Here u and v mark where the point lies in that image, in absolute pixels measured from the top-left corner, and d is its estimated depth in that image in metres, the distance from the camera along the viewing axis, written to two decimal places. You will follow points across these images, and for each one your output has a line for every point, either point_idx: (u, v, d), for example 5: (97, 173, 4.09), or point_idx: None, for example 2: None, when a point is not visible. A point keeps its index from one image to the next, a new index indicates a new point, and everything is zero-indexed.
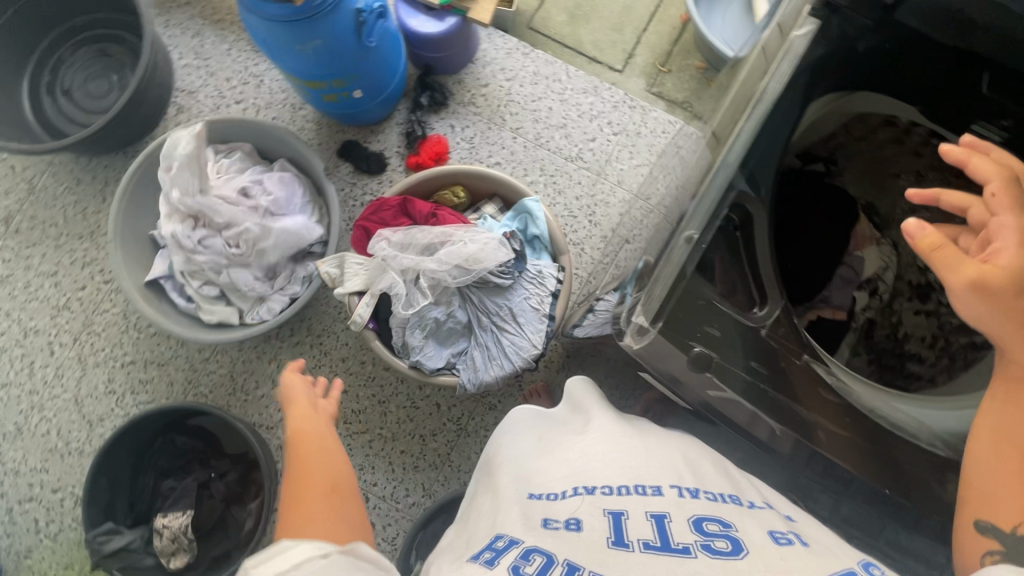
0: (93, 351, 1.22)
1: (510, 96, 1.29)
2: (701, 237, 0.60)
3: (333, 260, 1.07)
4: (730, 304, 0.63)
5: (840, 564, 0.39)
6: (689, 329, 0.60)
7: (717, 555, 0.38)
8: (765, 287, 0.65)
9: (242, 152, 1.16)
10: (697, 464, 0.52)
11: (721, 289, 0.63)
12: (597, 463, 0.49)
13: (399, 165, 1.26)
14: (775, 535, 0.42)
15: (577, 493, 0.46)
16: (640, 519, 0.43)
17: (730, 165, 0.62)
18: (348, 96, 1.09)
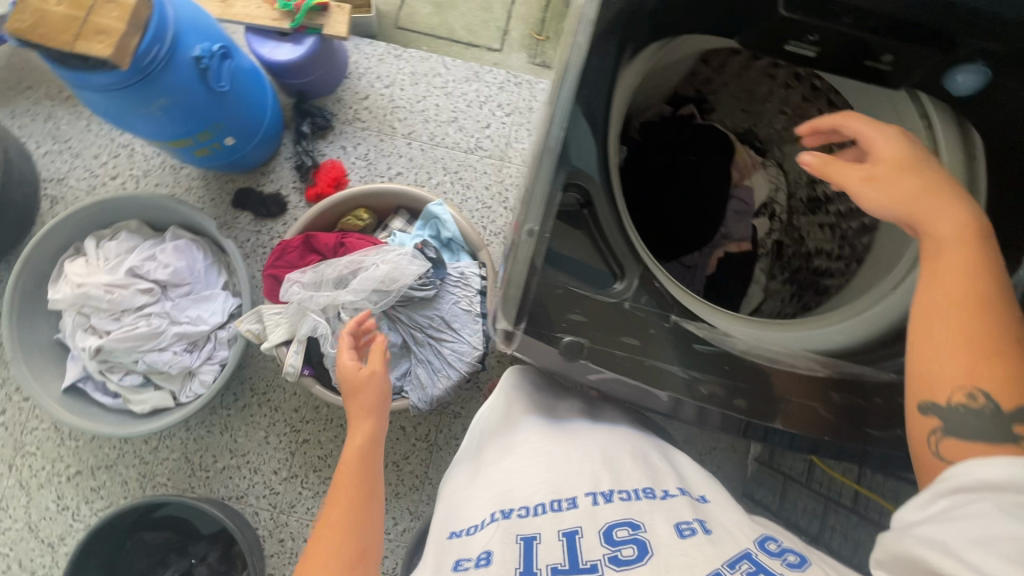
0: (33, 473, 1.16)
1: (394, 103, 1.26)
2: (544, 229, 0.48)
3: (252, 316, 1.03)
4: (588, 285, 0.52)
5: (738, 549, 0.45)
6: (551, 320, 0.50)
7: (622, 565, 0.44)
8: (621, 259, 0.52)
9: (128, 231, 1.10)
10: (616, 457, 0.56)
11: (579, 272, 0.52)
12: (523, 487, 0.54)
13: (299, 200, 1.22)
14: (680, 527, 0.47)
15: (494, 520, 0.51)
16: (554, 540, 0.47)
17: (554, 145, 0.49)
18: (221, 147, 1.04)
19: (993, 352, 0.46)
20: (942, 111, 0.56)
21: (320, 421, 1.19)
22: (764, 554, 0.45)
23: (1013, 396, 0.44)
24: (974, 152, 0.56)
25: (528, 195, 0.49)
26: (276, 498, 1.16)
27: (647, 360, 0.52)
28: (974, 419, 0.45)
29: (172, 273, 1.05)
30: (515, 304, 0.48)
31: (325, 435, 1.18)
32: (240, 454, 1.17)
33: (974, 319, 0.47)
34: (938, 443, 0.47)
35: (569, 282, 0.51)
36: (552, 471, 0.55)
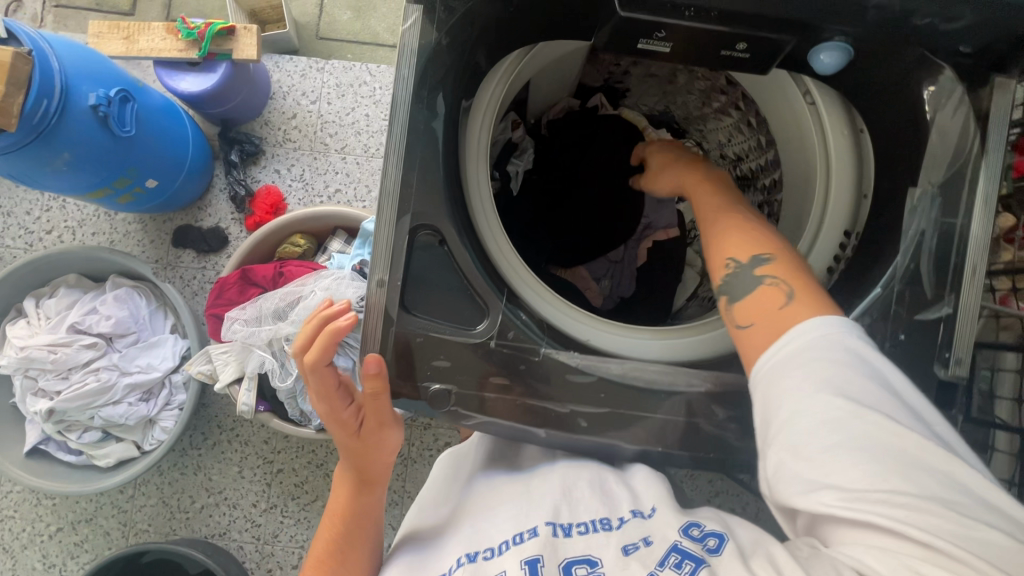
0: (14, 536, 1.16)
1: (322, 118, 1.22)
2: (392, 277, 0.50)
3: (201, 358, 1.01)
4: (454, 323, 0.52)
5: (665, 542, 0.47)
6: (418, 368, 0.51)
7: None
8: (486, 292, 0.52)
9: (67, 286, 1.08)
10: (575, 483, 0.55)
11: (449, 311, 0.52)
12: (493, 528, 0.52)
13: (240, 231, 1.20)
14: (627, 547, 0.47)
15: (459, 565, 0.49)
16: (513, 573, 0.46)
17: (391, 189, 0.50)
18: (143, 190, 1.02)
19: (735, 226, 0.55)
20: (822, 89, 0.57)
21: (291, 450, 1.18)
22: (688, 540, 0.47)
23: (751, 250, 0.52)
24: (859, 128, 0.58)
25: (372, 247, 0.50)
26: (259, 530, 1.17)
27: (521, 400, 0.52)
28: (740, 280, 0.52)
29: (115, 324, 1.03)
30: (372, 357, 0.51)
31: (298, 462, 1.18)
32: (217, 491, 1.17)
33: (718, 215, 0.58)
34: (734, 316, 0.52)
35: (430, 327, 0.51)
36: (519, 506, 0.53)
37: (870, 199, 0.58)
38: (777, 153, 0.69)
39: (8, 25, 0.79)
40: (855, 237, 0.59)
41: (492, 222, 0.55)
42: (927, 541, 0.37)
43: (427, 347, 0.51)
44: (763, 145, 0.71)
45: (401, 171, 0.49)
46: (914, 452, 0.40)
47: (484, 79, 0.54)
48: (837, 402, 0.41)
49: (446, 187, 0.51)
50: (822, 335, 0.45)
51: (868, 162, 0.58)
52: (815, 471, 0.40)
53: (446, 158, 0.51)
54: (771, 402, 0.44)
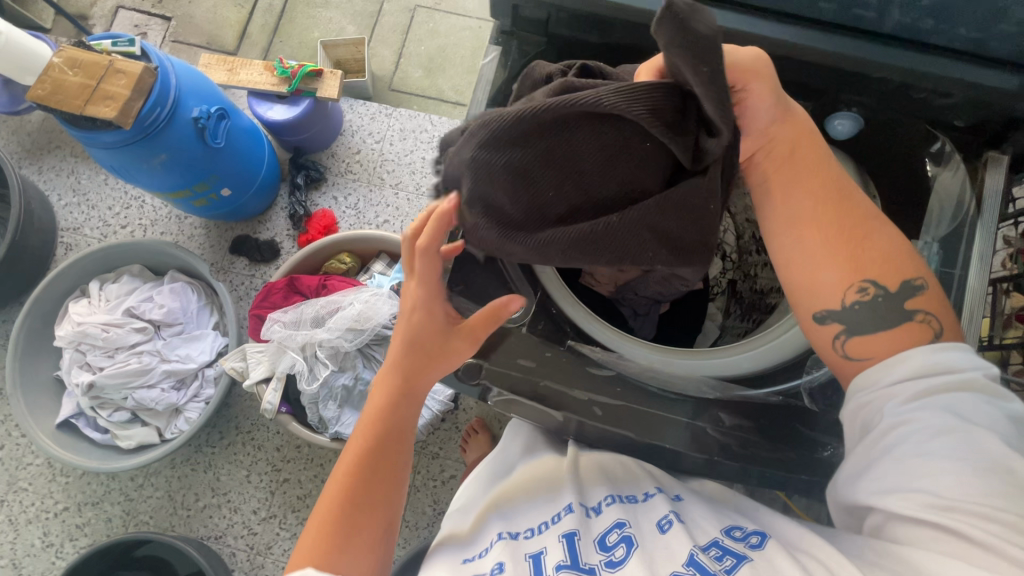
0: (23, 508, 1.19)
1: (383, 156, 1.35)
2: None
3: (236, 355, 1.08)
4: None
5: (708, 538, 0.50)
6: None
7: (617, 568, 0.48)
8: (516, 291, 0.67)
9: (130, 275, 1.17)
10: (597, 474, 0.61)
11: None
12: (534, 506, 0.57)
13: (292, 246, 1.30)
14: (661, 523, 0.51)
15: (499, 539, 0.53)
16: (554, 547, 0.51)
17: None
18: (217, 197, 1.13)
19: (847, 240, 0.57)
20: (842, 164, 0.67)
21: (299, 461, 1.20)
22: (729, 540, 0.50)
23: (891, 279, 0.56)
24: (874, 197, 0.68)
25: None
26: (253, 539, 1.17)
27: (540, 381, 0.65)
28: (868, 312, 0.56)
29: (166, 313, 1.11)
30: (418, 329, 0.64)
31: (304, 474, 1.19)
32: (222, 493, 1.19)
33: (848, 224, 0.57)
34: (846, 347, 0.57)
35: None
36: (536, 517, 0.56)
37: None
38: None
39: (144, 46, 0.94)
40: None
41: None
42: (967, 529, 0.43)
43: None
44: None
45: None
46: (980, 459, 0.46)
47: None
48: (934, 413, 0.49)
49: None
50: (932, 365, 0.52)
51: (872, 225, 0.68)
52: (900, 462, 0.49)
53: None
54: (867, 414, 0.54)
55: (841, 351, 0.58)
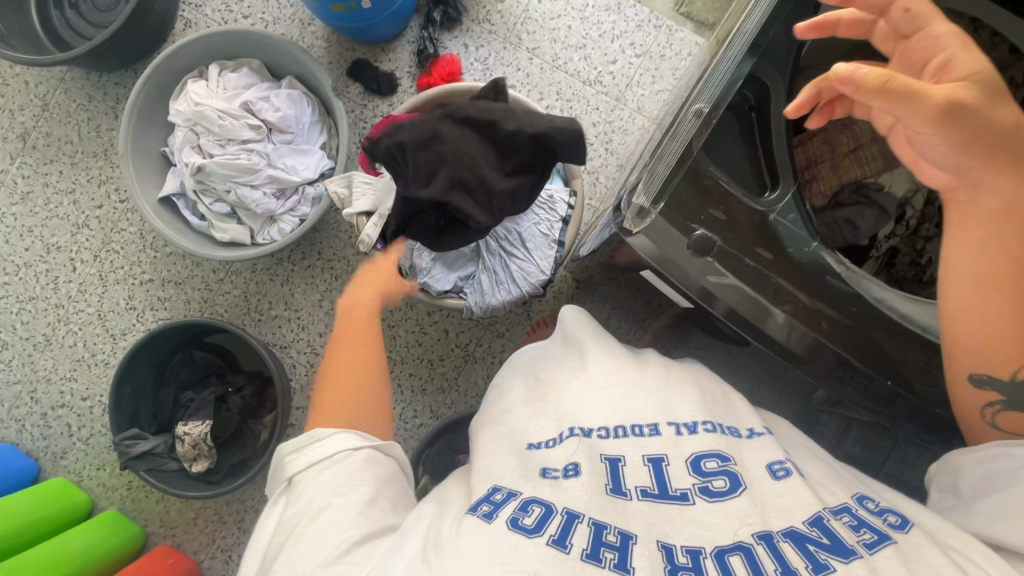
0: (113, 268, 1.26)
1: (527, 14, 1.22)
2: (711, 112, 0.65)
3: (341, 180, 1.06)
4: (737, 185, 0.69)
5: (837, 501, 0.47)
6: (691, 213, 0.65)
7: (714, 498, 0.45)
8: (776, 171, 0.70)
9: (250, 68, 1.13)
10: (692, 391, 0.56)
11: (728, 173, 0.68)
12: (596, 400, 0.54)
13: (410, 86, 1.22)
14: (774, 467, 0.48)
15: (572, 436, 0.51)
16: (637, 463, 0.48)
17: (731, 61, 0.65)
18: (356, 7, 1.05)
19: None
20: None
21: None
22: (863, 509, 0.46)
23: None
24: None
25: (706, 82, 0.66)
26: (314, 359, 1.22)
27: (771, 276, 0.66)
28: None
29: (281, 118, 1.08)
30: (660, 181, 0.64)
31: None
32: (294, 309, 1.23)
33: None
34: (997, 417, 0.58)
35: (720, 177, 0.68)
36: (613, 408, 0.53)
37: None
38: None
39: None
40: None
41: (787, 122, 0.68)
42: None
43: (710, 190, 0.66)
44: None
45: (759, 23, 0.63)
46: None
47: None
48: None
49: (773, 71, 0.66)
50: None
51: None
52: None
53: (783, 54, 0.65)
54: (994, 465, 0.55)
55: (989, 417, 0.58)
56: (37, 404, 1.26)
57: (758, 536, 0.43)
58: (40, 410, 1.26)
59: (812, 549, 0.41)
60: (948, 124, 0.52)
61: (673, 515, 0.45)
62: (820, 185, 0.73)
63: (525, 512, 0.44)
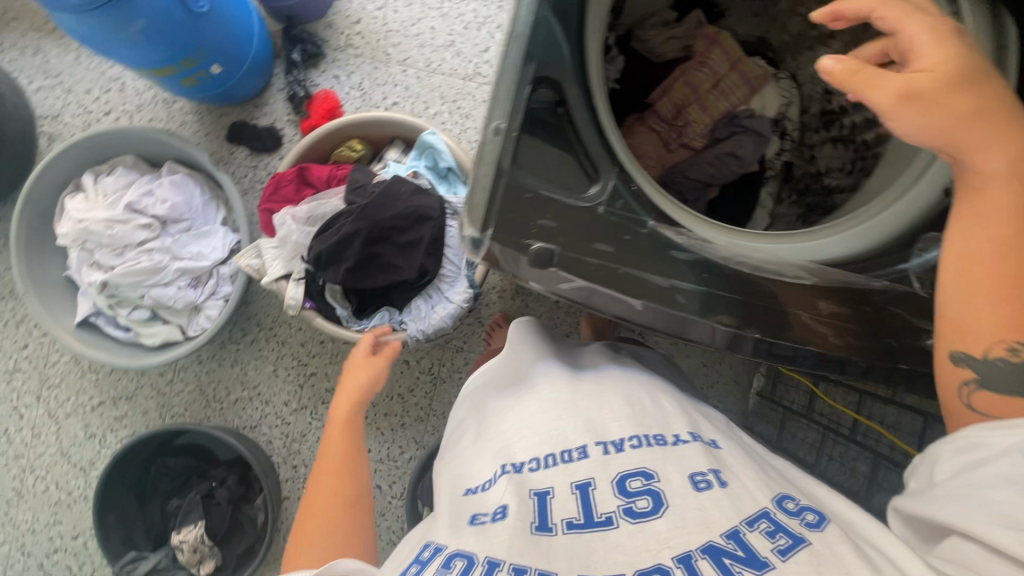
0: (60, 403, 1.22)
1: (387, 27, 1.19)
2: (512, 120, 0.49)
3: (250, 252, 1.03)
4: (557, 186, 0.50)
5: (756, 506, 0.48)
6: (521, 227, 0.48)
7: (638, 518, 0.48)
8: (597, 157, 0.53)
9: (125, 166, 1.08)
10: (622, 403, 0.61)
11: (548, 175, 0.50)
12: (526, 434, 0.58)
13: (295, 133, 1.19)
14: (696, 479, 0.50)
15: (504, 473, 0.54)
16: (566, 494, 0.51)
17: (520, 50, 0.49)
18: (207, 75, 1.01)
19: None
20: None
21: (326, 356, 1.21)
22: (782, 512, 0.48)
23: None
24: (1003, 44, 0.55)
25: (492, 94, 0.49)
26: (288, 428, 1.21)
27: (621, 270, 0.49)
28: (1011, 373, 0.47)
29: (170, 209, 1.04)
30: (481, 208, 0.47)
31: (331, 368, 1.21)
32: (252, 387, 1.21)
33: None
34: (972, 395, 0.49)
35: (541, 186, 0.49)
36: (542, 435, 0.57)
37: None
38: None
39: None
40: None
41: (599, 103, 0.55)
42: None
43: (534, 205, 0.48)
44: None
45: (532, 15, 0.50)
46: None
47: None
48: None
49: (566, 55, 0.52)
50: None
51: (1010, 76, 0.55)
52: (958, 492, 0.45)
53: (568, 38, 0.52)
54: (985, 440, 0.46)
55: (966, 399, 0.50)
56: (28, 558, 1.22)
57: (678, 558, 0.44)
58: (33, 563, 1.22)
59: (727, 563, 0.43)
60: (907, 108, 0.49)
61: (595, 542, 0.47)
62: (694, 126, 0.72)
63: (448, 567, 0.45)
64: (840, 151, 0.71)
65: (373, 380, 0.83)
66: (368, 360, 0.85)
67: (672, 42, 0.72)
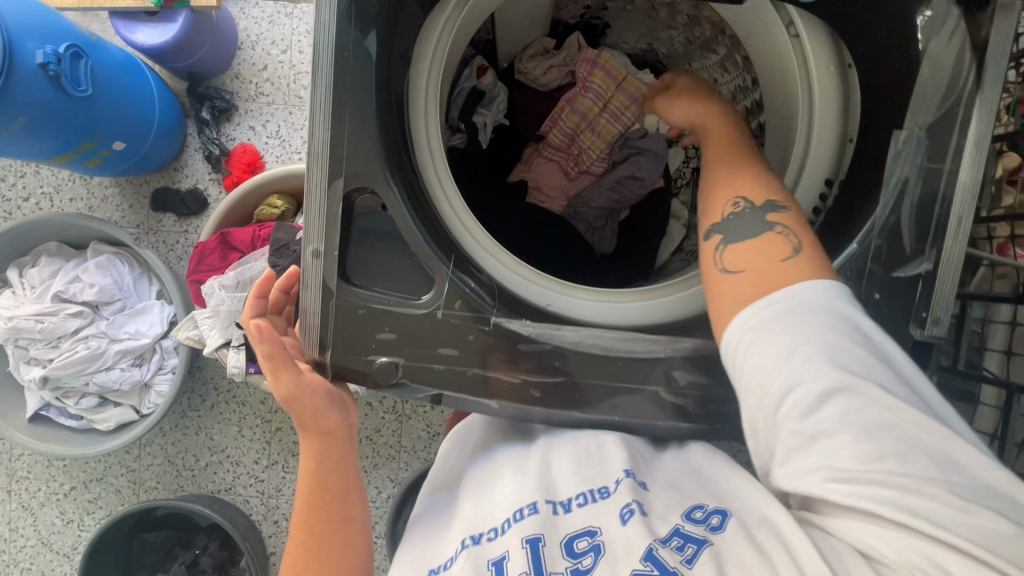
0: (32, 494, 1.21)
1: (296, 70, 1.16)
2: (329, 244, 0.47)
3: (188, 324, 1.00)
4: (390, 292, 0.49)
5: (666, 524, 0.45)
6: (360, 345, 0.49)
7: None
8: (426, 263, 0.48)
9: (49, 254, 1.06)
10: (575, 449, 0.51)
11: (385, 282, 0.49)
12: (488, 508, 0.50)
13: (219, 191, 1.16)
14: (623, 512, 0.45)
15: (463, 549, 0.47)
16: (518, 554, 0.44)
17: (318, 172, 0.46)
18: (111, 153, 0.98)
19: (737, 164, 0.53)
20: (809, 21, 0.48)
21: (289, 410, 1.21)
22: (690, 523, 0.45)
23: (760, 192, 0.50)
24: (847, 62, 0.49)
25: (304, 214, 0.47)
26: (263, 486, 1.21)
27: (467, 370, 0.50)
28: (740, 221, 0.50)
29: (99, 292, 1.02)
30: (312, 331, 0.48)
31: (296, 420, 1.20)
32: (220, 450, 1.21)
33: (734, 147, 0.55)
34: (723, 257, 0.49)
35: (374, 298, 0.48)
36: (503, 507, 0.48)
37: (856, 144, 0.51)
38: (762, 98, 0.60)
39: None
40: (836, 186, 0.52)
41: (450, 198, 0.51)
42: (939, 530, 0.36)
43: (367, 319, 0.49)
44: (748, 85, 0.62)
45: (330, 140, 0.45)
46: (920, 436, 0.39)
47: (422, 31, 0.47)
48: (817, 366, 0.40)
49: (387, 158, 0.46)
50: (817, 304, 0.43)
51: (853, 95, 0.50)
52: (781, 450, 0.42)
53: (385, 138, 0.46)
54: (737, 350, 0.45)
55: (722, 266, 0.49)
56: None
57: None
58: None
59: None
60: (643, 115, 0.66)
61: None
62: (590, 153, 0.71)
63: None
64: None
65: (334, 397, 0.50)
66: (308, 383, 0.48)
67: (554, 70, 0.70)
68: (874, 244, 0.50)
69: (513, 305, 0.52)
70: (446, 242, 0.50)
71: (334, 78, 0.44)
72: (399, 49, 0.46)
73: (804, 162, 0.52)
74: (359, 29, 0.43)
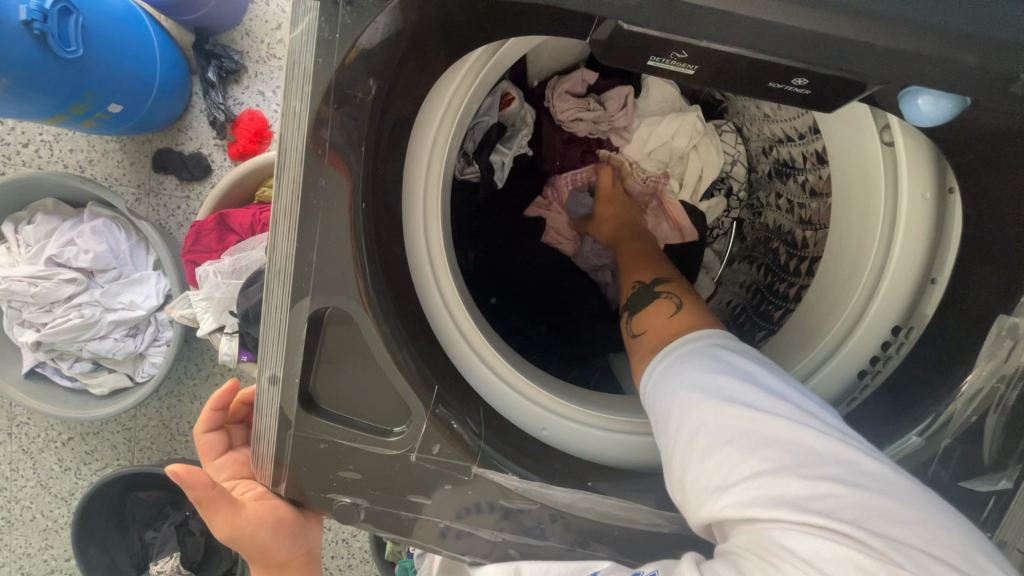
0: (32, 439, 1.23)
1: None
2: (288, 369, 0.40)
3: (183, 303, 0.97)
4: (360, 425, 0.42)
5: None
6: (322, 478, 0.43)
7: None
8: (401, 399, 0.41)
9: (45, 211, 1.02)
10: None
11: (363, 414, 0.42)
12: None
13: (224, 159, 1.09)
14: None
15: None
16: None
17: (284, 289, 0.38)
18: (107, 116, 0.91)
19: (643, 257, 0.61)
20: (909, 132, 0.41)
21: None
22: None
23: (651, 272, 0.58)
24: (949, 186, 0.41)
25: (263, 334, 0.40)
26: None
27: (442, 522, 0.44)
28: (638, 297, 0.55)
29: (94, 259, 0.99)
30: (273, 462, 0.43)
31: None
32: None
33: (647, 247, 0.63)
34: (632, 325, 0.54)
35: (338, 434, 0.42)
36: None
37: (941, 286, 0.44)
38: (825, 179, 0.53)
39: None
40: (905, 334, 0.46)
41: (451, 307, 0.45)
42: (811, 516, 0.32)
43: (334, 455, 0.42)
44: (816, 161, 0.54)
45: (297, 253, 0.37)
46: (791, 435, 0.36)
47: (421, 119, 0.41)
48: (686, 395, 0.41)
49: (367, 275, 0.39)
50: (695, 343, 0.45)
51: (951, 231, 0.42)
52: (680, 481, 0.39)
53: (368, 251, 0.39)
54: (647, 391, 0.46)
55: (630, 326, 0.54)
56: None
57: None
58: None
59: None
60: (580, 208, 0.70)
61: None
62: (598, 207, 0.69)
63: None
64: (786, 213, 0.63)
65: (285, 526, 0.44)
66: (251, 518, 0.43)
67: (583, 123, 0.64)
68: (941, 441, 0.43)
69: (505, 438, 0.45)
70: (427, 371, 0.43)
71: (304, 180, 0.36)
72: (388, 134, 0.38)
73: (873, 295, 0.46)
74: (338, 123, 0.35)
